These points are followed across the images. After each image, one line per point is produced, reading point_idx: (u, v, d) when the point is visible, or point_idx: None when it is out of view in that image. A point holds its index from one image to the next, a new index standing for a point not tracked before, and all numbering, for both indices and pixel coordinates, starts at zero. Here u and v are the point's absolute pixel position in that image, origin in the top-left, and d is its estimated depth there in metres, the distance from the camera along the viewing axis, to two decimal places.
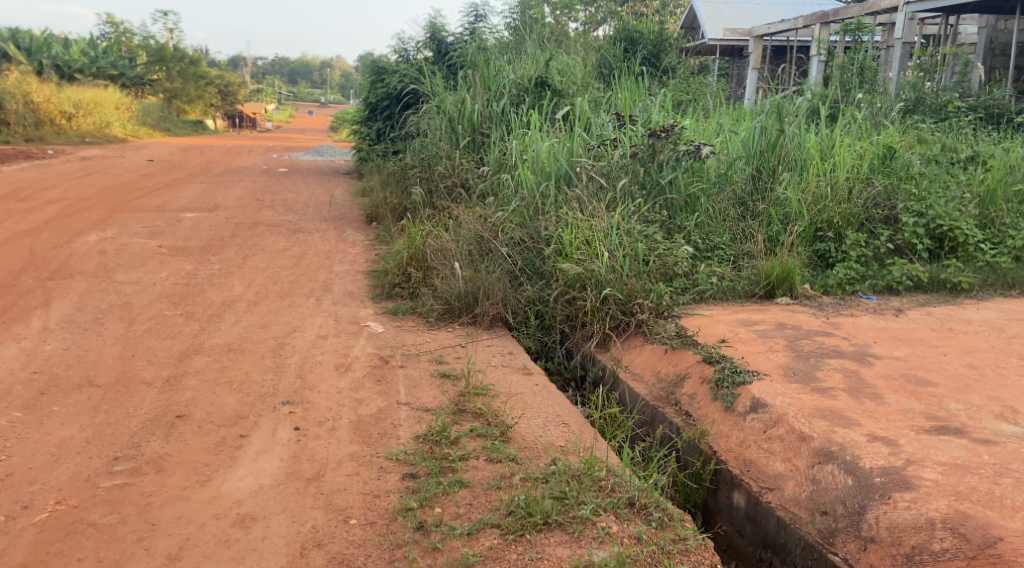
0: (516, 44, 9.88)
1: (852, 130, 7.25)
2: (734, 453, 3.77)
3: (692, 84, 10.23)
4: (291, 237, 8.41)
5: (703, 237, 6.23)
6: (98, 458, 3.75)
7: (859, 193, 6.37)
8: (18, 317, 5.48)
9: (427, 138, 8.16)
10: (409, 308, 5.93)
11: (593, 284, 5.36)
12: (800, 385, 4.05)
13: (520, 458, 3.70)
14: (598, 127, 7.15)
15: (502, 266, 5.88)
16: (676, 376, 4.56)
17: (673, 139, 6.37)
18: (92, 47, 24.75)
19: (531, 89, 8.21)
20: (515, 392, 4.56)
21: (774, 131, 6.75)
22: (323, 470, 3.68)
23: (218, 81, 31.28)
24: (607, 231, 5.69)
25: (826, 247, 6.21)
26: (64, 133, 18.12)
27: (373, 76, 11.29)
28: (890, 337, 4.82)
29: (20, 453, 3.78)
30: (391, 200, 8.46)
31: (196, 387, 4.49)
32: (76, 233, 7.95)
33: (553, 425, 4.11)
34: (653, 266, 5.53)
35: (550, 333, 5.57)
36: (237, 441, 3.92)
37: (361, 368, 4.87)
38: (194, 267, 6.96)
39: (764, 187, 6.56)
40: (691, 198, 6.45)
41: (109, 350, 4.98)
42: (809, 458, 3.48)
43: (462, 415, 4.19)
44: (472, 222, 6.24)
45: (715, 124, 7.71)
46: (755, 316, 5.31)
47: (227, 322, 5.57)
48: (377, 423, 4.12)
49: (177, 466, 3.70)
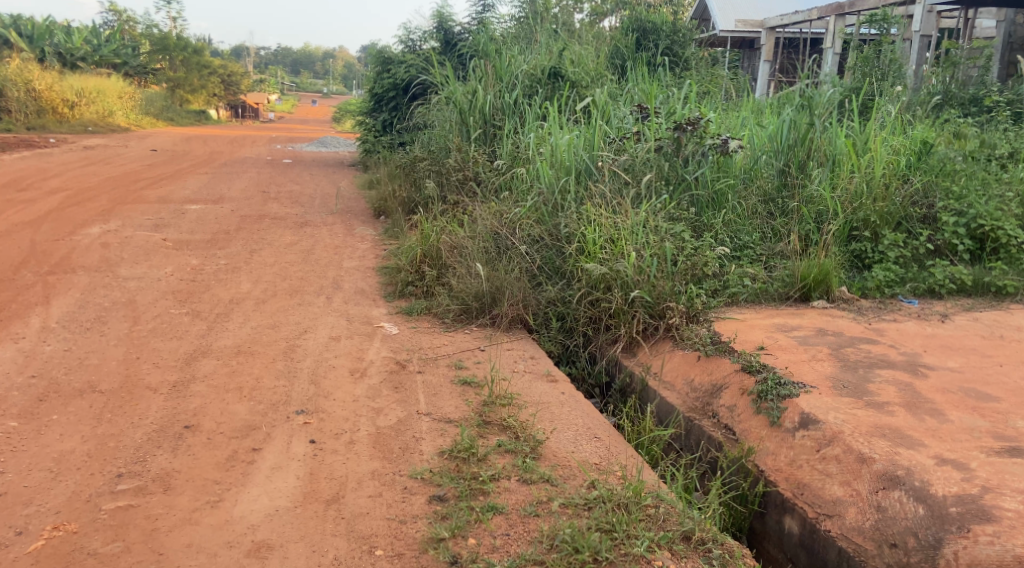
0: (526, 34, 9.59)
1: (886, 124, 6.95)
2: (785, 474, 3.52)
3: (711, 76, 9.91)
4: (297, 231, 8.13)
5: (731, 236, 5.96)
6: (100, 475, 3.49)
7: (896, 190, 6.10)
8: (17, 315, 5.22)
9: (436, 131, 7.87)
10: (424, 308, 5.67)
11: (619, 286, 5.08)
12: (852, 399, 3.78)
13: (556, 479, 3.45)
14: (618, 120, 6.85)
15: (521, 265, 5.59)
16: (712, 386, 4.30)
17: (700, 133, 6.11)
18: (95, 35, 24.48)
19: (544, 80, 7.92)
20: (543, 402, 4.29)
21: (804, 125, 6.45)
22: (343, 490, 3.42)
23: (221, 69, 31.02)
24: (634, 229, 5.40)
25: (862, 247, 5.93)
26: (65, 121, 17.81)
27: (379, 66, 11.02)
28: (940, 345, 4.55)
29: (15, 469, 3.52)
30: (400, 194, 8.18)
31: (205, 394, 4.22)
32: (78, 225, 7.68)
33: (585, 439, 3.85)
34: (683, 267, 5.24)
35: (572, 337, 5.29)
36: (249, 455, 3.66)
37: (377, 373, 4.60)
38: (201, 262, 6.69)
39: (794, 184, 6.26)
40: (718, 194, 6.17)
41: (112, 352, 4.72)
42: (872, 483, 3.23)
43: (487, 429, 3.92)
44: (487, 217, 5.94)
45: (740, 117, 7.44)
46: (792, 321, 5.03)
47: (236, 321, 5.31)
48: (398, 436, 3.86)
49: (186, 485, 3.44)
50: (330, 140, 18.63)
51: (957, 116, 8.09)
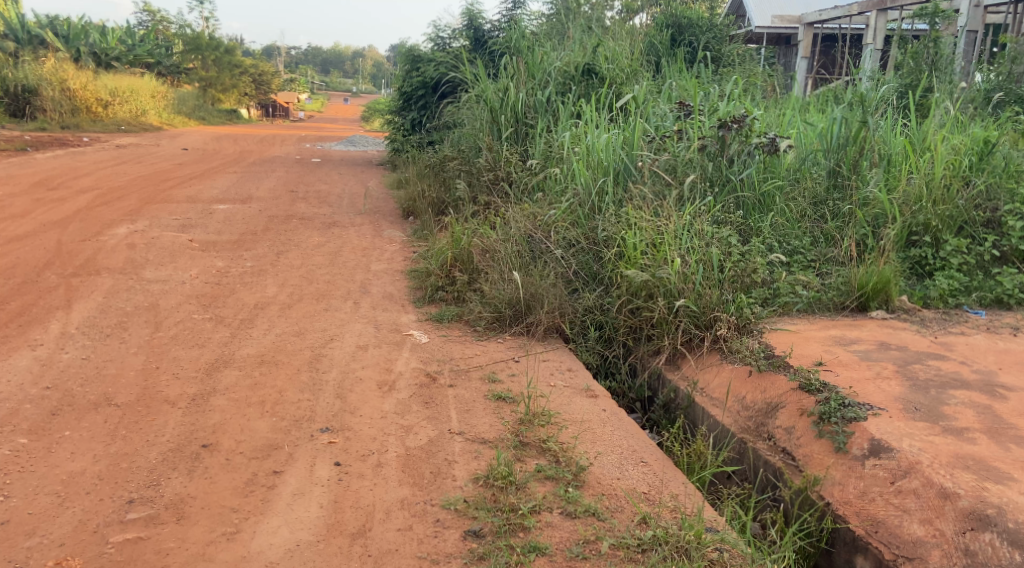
0: (559, 31, 9.28)
1: (945, 122, 6.54)
2: (855, 508, 3.23)
3: (753, 74, 9.52)
4: (325, 232, 7.90)
5: (781, 241, 5.64)
6: (110, 501, 3.26)
7: (959, 192, 5.70)
8: (36, 320, 5.01)
9: (467, 129, 7.61)
10: (455, 314, 5.39)
11: (662, 294, 4.77)
12: (927, 424, 3.49)
13: (602, 512, 3.18)
14: (657, 117, 6.51)
15: (556, 270, 5.31)
16: (767, 405, 4.00)
17: (745, 132, 5.79)
18: (131, 35, 24.57)
19: (577, 77, 7.58)
20: (582, 421, 3.98)
21: (856, 123, 6.09)
22: (369, 523, 3.15)
23: (252, 69, 31.03)
24: (677, 234, 5.08)
25: (921, 253, 5.56)
26: (100, 120, 17.78)
27: (408, 65, 10.75)
28: (1016, 362, 4.22)
29: (20, 493, 3.29)
30: (429, 194, 7.90)
31: (225, 409, 3.97)
32: (105, 225, 7.50)
33: (631, 464, 3.57)
34: (731, 274, 4.91)
35: (612, 346, 4.99)
36: (270, 479, 3.41)
37: (407, 388, 4.32)
38: (226, 264, 6.46)
39: (846, 185, 5.94)
40: (765, 196, 5.87)
41: (131, 361, 4.48)
42: (958, 523, 3.00)
43: (525, 451, 3.63)
44: (521, 219, 5.64)
45: (787, 114, 7.08)
46: (851, 334, 4.69)
47: (260, 328, 5.06)
48: (429, 458, 3.58)
49: (200, 513, 3.20)
50: (359, 139, 18.43)
51: (1016, 114, 7.62)
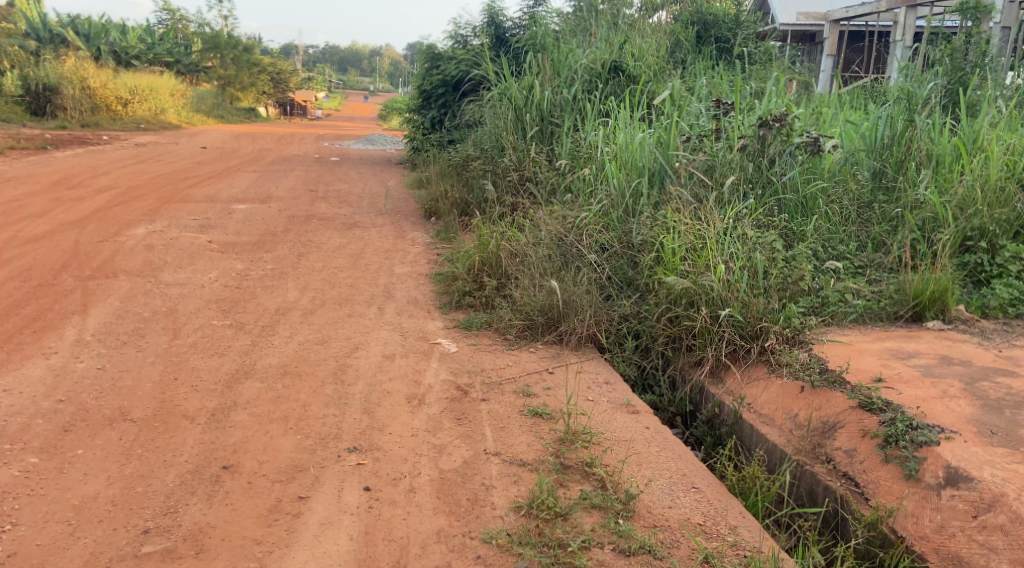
0: (583, 29, 8.99)
1: (998, 121, 6.16)
2: (934, 544, 3.11)
3: (786, 71, 9.14)
4: (346, 233, 7.65)
5: (826, 246, 5.34)
6: (124, 530, 3.07)
7: (1018, 195, 5.32)
8: (50, 326, 4.80)
9: (490, 128, 7.33)
10: (484, 322, 5.13)
11: (704, 302, 4.48)
12: (1007, 450, 3.31)
13: (657, 547, 3.03)
14: (692, 115, 6.20)
15: (589, 276, 5.05)
16: (824, 424, 3.74)
17: (786, 131, 5.49)
18: (149, 34, 24.52)
19: (604, 74, 7.26)
20: (625, 440, 3.72)
21: (902, 122, 5.82)
22: (404, 558, 2.98)
23: (269, 68, 30.90)
24: (719, 239, 4.79)
25: (978, 259, 5.21)
26: (119, 118, 17.63)
27: (427, 63, 10.41)
28: None
29: (29, 521, 3.10)
30: (452, 195, 7.66)
31: (247, 425, 3.74)
32: (123, 225, 7.29)
33: (681, 490, 3.36)
34: (776, 280, 4.61)
35: (649, 357, 4.72)
36: (295, 506, 3.21)
37: (437, 402, 4.07)
38: (246, 267, 6.24)
39: (893, 187, 5.64)
40: (808, 199, 5.56)
41: (148, 371, 4.27)
42: None
43: (567, 475, 3.41)
44: (551, 222, 5.41)
45: (826, 112, 6.75)
46: (908, 347, 4.40)
47: (282, 336, 4.83)
48: (465, 482, 3.36)
49: (221, 546, 3.02)
50: (378, 138, 18.15)
51: None
